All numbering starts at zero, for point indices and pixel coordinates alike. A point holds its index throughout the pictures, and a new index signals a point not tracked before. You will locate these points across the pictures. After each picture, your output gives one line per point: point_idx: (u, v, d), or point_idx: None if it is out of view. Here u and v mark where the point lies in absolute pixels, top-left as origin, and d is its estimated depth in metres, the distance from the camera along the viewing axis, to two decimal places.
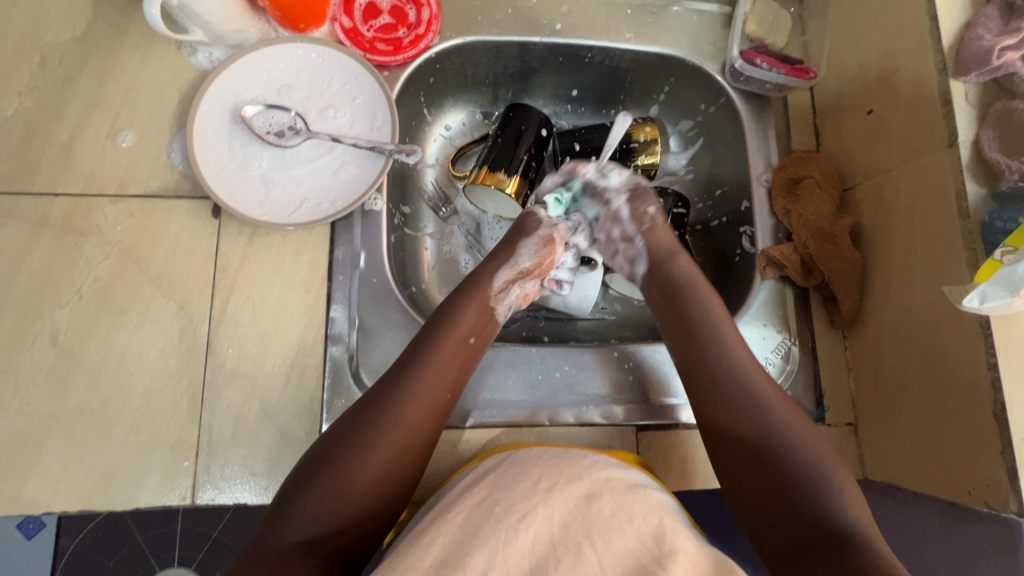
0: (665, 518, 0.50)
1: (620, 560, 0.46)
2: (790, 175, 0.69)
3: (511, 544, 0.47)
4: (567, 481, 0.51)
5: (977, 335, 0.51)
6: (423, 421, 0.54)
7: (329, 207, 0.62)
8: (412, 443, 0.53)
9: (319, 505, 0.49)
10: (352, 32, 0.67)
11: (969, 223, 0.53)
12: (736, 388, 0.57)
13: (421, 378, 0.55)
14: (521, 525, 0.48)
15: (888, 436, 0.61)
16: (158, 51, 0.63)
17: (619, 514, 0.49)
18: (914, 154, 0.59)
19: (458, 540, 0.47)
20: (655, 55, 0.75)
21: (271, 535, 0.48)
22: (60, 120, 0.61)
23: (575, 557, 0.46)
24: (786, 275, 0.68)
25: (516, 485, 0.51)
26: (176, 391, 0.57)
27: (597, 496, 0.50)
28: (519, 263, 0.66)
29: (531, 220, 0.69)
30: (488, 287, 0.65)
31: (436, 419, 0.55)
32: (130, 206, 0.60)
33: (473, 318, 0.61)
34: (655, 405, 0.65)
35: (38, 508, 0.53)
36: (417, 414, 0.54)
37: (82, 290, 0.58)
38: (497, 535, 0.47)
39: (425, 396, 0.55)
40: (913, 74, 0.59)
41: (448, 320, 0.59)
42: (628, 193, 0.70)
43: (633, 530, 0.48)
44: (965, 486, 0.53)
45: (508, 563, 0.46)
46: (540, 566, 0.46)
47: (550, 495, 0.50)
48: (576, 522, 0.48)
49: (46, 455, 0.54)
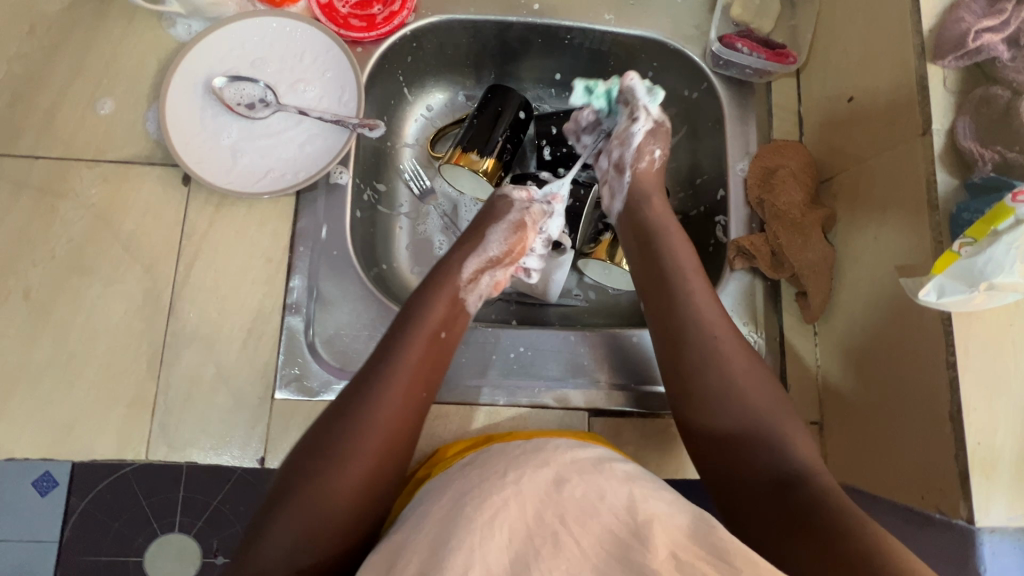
0: (635, 489, 0.49)
1: (597, 536, 0.45)
2: (766, 164, 0.67)
3: (487, 544, 0.44)
4: (532, 470, 0.50)
5: (938, 333, 0.49)
6: (398, 426, 0.52)
7: (293, 178, 0.63)
8: (390, 451, 0.51)
9: (298, 525, 0.47)
10: (328, 7, 0.67)
11: (937, 215, 0.50)
12: (714, 382, 0.54)
13: (394, 382, 0.53)
14: (495, 521, 0.45)
15: (849, 436, 0.59)
16: (140, 22, 0.65)
17: (590, 493, 0.48)
18: (890, 143, 0.56)
19: (432, 549, 0.44)
20: (636, 37, 0.73)
21: (255, 561, 0.46)
22: (45, 87, 0.64)
23: (553, 545, 0.44)
24: (755, 266, 0.66)
25: (483, 482, 0.49)
26: (137, 350, 0.59)
27: (565, 480, 0.49)
28: (488, 252, 0.66)
29: (501, 205, 0.68)
30: (457, 277, 0.63)
31: (414, 421, 0.54)
32: (105, 171, 0.62)
33: (443, 313, 0.59)
34: (610, 390, 0.64)
35: (4, 453, 0.56)
36: (392, 421, 0.52)
37: (56, 250, 0.60)
38: (471, 536, 0.44)
39: (399, 400, 0.53)
40: (893, 59, 0.56)
41: (418, 318, 0.58)
42: (652, 123, 0.69)
43: (606, 509, 0.47)
44: (918, 491, 0.50)
45: (488, 563, 0.43)
46: (521, 560, 0.43)
47: (519, 486, 0.48)
48: (548, 508, 0.47)
49: (13, 403, 0.57)
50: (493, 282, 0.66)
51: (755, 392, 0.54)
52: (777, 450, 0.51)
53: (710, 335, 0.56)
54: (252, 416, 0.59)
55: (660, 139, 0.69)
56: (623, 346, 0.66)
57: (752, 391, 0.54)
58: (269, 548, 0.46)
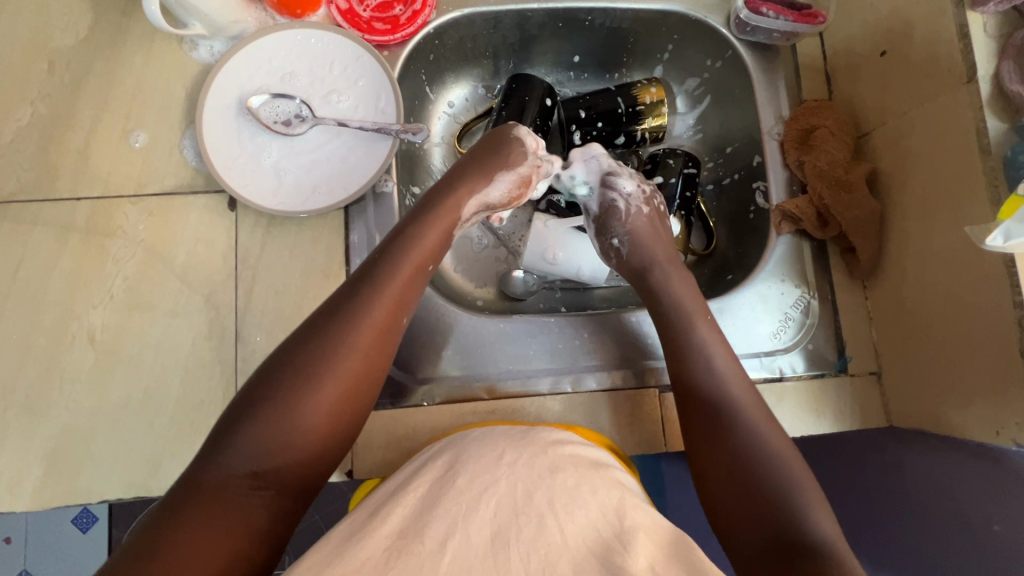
0: (626, 496, 0.50)
1: (582, 529, 0.46)
2: (803, 126, 0.68)
3: (472, 514, 0.46)
4: (530, 453, 0.51)
5: (1002, 274, 0.50)
6: (379, 346, 0.51)
7: (341, 192, 0.62)
8: (367, 374, 0.50)
9: (262, 431, 0.45)
10: (349, 13, 0.66)
11: (991, 159, 0.51)
12: (710, 382, 0.57)
13: (376, 305, 0.52)
14: (483, 496, 0.47)
15: (913, 382, 0.61)
16: (160, 48, 0.64)
17: (582, 485, 0.49)
18: (930, 94, 0.57)
19: (413, 515, 0.47)
20: (657, 12, 0.73)
21: (216, 467, 0.44)
22: (74, 126, 0.62)
23: (537, 526, 0.46)
24: (801, 228, 0.68)
25: (480, 458, 0.51)
26: (210, 381, 0.59)
27: (560, 468, 0.50)
28: (490, 197, 0.64)
29: (514, 151, 0.65)
30: (458, 211, 0.61)
31: (389, 346, 0.52)
32: (149, 205, 0.61)
33: (434, 239, 0.58)
34: (630, 374, 0.65)
35: (94, 498, 0.56)
36: (370, 344, 0.50)
37: (113, 290, 0.60)
38: (457, 506, 0.47)
39: (378, 322, 0.51)
40: (929, 9, 0.57)
41: (402, 247, 0.56)
42: (601, 209, 0.70)
43: (596, 502, 0.48)
44: (994, 427, 0.53)
45: (467, 535, 0.45)
46: (501, 535, 0.45)
47: (513, 466, 0.50)
48: (538, 490, 0.48)
49: (96, 447, 0.57)
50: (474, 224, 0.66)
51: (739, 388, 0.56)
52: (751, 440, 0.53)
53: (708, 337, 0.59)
54: None
55: (623, 224, 0.68)
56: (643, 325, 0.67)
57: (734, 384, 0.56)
58: (230, 455, 0.44)
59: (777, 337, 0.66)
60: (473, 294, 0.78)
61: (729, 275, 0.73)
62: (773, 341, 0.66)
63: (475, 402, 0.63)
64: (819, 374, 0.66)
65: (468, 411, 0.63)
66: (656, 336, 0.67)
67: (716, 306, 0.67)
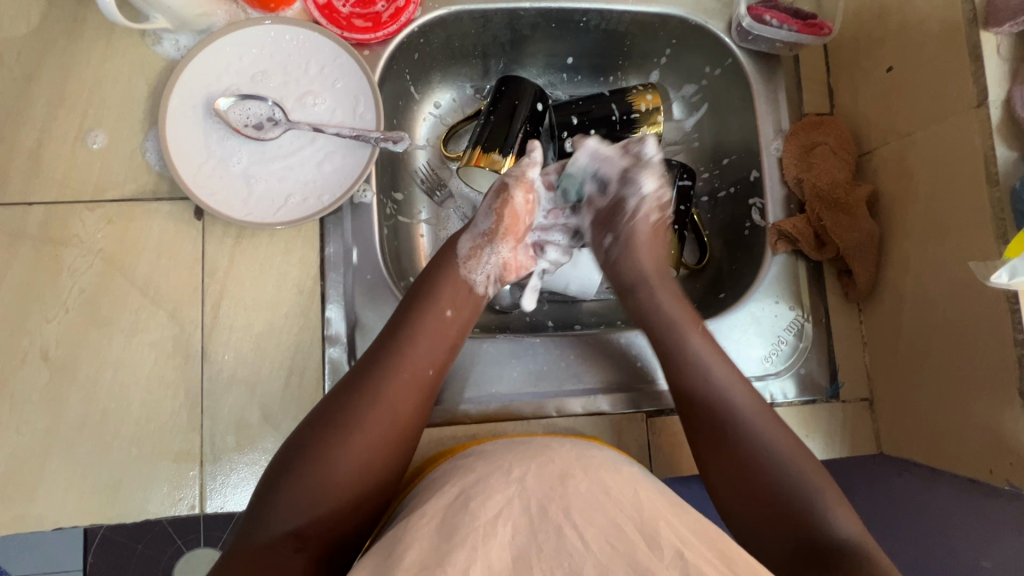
0: (641, 489, 0.48)
1: (603, 533, 0.44)
2: (804, 141, 0.66)
3: (491, 537, 0.44)
4: (538, 464, 0.49)
5: (1004, 310, 0.49)
6: (408, 401, 0.52)
7: (316, 203, 0.59)
8: (395, 421, 0.51)
9: (300, 482, 0.47)
10: (327, 8, 0.62)
11: (998, 190, 0.49)
12: (707, 407, 0.55)
13: (403, 351, 0.53)
14: (500, 517, 0.45)
15: (907, 411, 0.59)
16: (120, 41, 0.59)
17: (595, 489, 0.47)
18: (936, 116, 0.55)
19: (433, 543, 0.44)
20: (656, 15, 0.69)
21: (264, 528, 0.47)
22: (25, 124, 0.57)
23: (557, 542, 0.44)
24: (798, 248, 0.65)
25: (489, 478, 0.48)
26: (174, 402, 0.56)
27: (570, 475, 0.48)
28: (489, 229, 0.60)
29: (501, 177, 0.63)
30: (453, 254, 0.61)
31: (424, 395, 0.54)
32: (108, 212, 0.57)
33: (452, 291, 0.58)
34: (626, 399, 0.63)
35: (48, 525, 0.53)
36: (399, 391, 0.52)
37: (68, 303, 0.56)
38: (474, 533, 0.44)
39: (404, 373, 0.52)
40: (939, 25, 0.54)
41: (422, 296, 0.57)
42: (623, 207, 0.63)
43: (612, 504, 0.46)
44: (986, 465, 0.51)
45: (489, 560, 0.42)
46: (522, 557, 0.43)
47: (524, 482, 0.48)
48: (554, 500, 0.46)
49: (49, 472, 0.54)
50: (500, 260, 0.61)
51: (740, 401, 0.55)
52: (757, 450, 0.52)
53: (707, 357, 0.57)
54: None
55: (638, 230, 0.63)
56: (630, 353, 0.64)
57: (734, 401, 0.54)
58: (274, 517, 0.47)
59: (767, 361, 0.64)
60: None
61: (722, 294, 0.71)
62: (764, 365, 0.64)
63: (454, 426, 0.61)
64: (810, 401, 0.64)
65: (448, 435, 0.60)
66: (651, 360, 0.64)
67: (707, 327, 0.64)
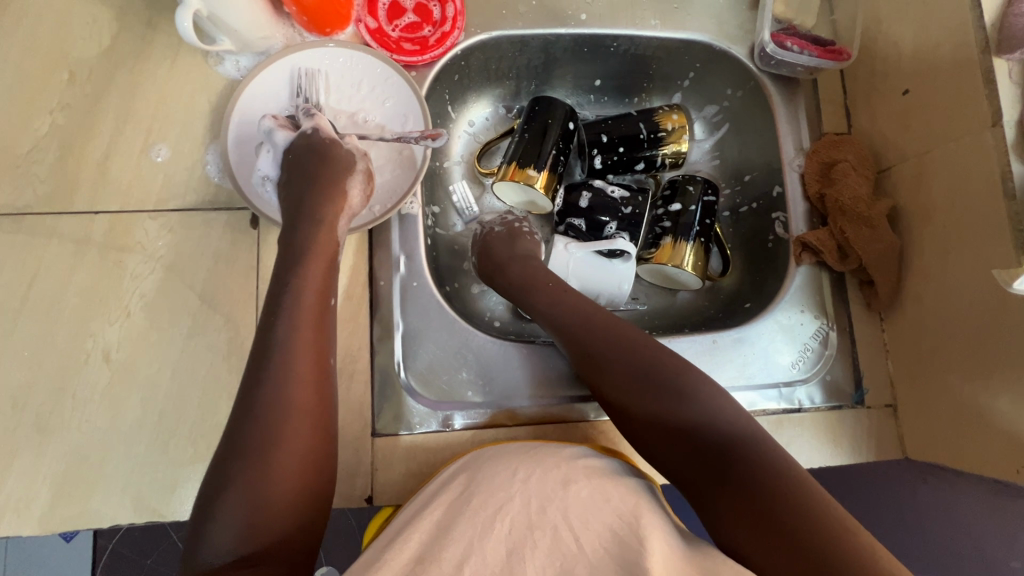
0: (641, 501, 0.49)
1: (597, 536, 0.44)
2: (824, 158, 0.69)
3: (487, 535, 0.45)
4: (542, 469, 0.50)
5: None
6: (311, 402, 0.49)
7: (367, 214, 0.63)
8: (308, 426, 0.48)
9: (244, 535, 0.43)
10: (378, 32, 0.67)
11: (1016, 203, 0.52)
12: (623, 377, 0.56)
13: (286, 381, 0.48)
14: (498, 514, 0.46)
15: (930, 415, 0.61)
16: (185, 61, 0.63)
17: (596, 495, 0.48)
18: (953, 135, 0.59)
19: (435, 536, 0.45)
20: (681, 41, 0.74)
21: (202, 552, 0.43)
22: (93, 138, 0.61)
23: (552, 538, 0.44)
24: (822, 260, 0.68)
25: (494, 478, 0.50)
26: (228, 403, 0.58)
27: (573, 480, 0.49)
28: (351, 205, 0.59)
29: (340, 153, 0.59)
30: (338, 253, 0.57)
31: (321, 393, 0.50)
32: (169, 221, 0.60)
33: (322, 275, 0.54)
34: None
35: (104, 522, 0.55)
36: (304, 418, 0.48)
37: (129, 306, 0.58)
38: (470, 529, 0.45)
39: (305, 379, 0.49)
40: (954, 51, 0.58)
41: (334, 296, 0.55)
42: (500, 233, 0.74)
43: (610, 510, 0.47)
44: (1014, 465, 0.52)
45: (483, 554, 0.43)
46: (516, 552, 0.43)
47: (526, 483, 0.49)
48: (552, 503, 0.47)
49: (108, 469, 0.55)
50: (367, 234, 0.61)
51: (655, 361, 0.56)
52: (675, 403, 0.53)
53: (609, 336, 0.59)
54: (354, 455, 0.59)
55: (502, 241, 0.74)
56: None
57: (647, 362, 0.56)
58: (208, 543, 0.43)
59: (794, 367, 0.67)
60: (490, 314, 0.75)
61: (746, 303, 0.74)
62: (791, 371, 0.67)
63: (495, 429, 0.62)
64: (837, 406, 0.66)
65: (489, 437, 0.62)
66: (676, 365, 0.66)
67: (735, 333, 0.67)
